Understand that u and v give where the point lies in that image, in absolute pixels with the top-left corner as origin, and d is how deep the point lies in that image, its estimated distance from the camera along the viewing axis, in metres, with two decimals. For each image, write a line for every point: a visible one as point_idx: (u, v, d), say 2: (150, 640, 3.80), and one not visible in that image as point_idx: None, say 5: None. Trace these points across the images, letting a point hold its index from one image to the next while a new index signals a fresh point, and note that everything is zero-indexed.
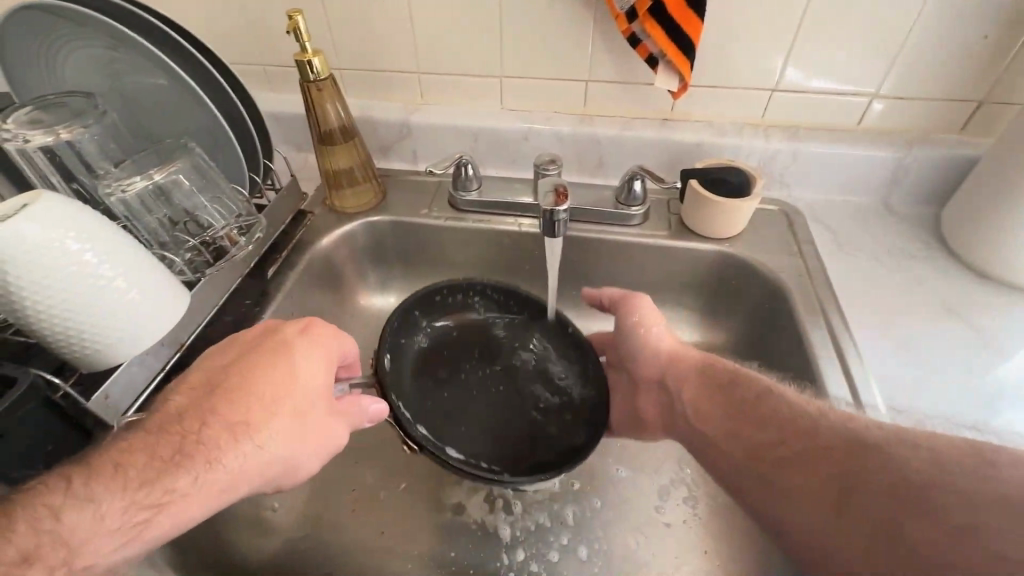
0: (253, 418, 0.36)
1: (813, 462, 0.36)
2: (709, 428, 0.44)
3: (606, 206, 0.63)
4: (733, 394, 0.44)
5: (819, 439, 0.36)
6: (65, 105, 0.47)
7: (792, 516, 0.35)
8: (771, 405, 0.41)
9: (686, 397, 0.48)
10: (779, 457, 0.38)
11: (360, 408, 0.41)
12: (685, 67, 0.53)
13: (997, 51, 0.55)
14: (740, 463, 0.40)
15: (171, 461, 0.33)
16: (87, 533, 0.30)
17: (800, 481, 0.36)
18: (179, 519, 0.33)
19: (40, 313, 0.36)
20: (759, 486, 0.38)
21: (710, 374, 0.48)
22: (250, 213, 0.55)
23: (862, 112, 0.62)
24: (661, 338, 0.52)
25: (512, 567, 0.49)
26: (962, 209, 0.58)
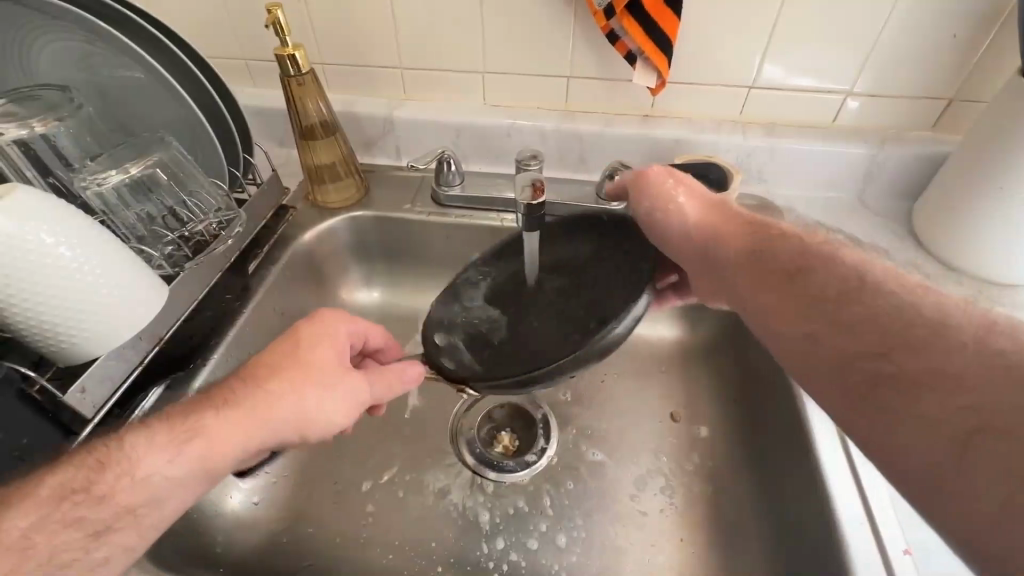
0: (265, 371, 0.38)
1: (937, 380, 0.29)
2: (769, 318, 0.39)
3: (587, 202, 0.64)
4: (801, 287, 0.38)
5: (950, 358, 0.29)
6: (38, 98, 0.46)
7: (899, 435, 0.29)
8: (862, 302, 0.34)
9: (734, 275, 0.43)
10: (883, 372, 0.31)
11: (393, 373, 0.44)
12: (663, 64, 0.54)
13: (966, 50, 0.56)
14: (825, 373, 0.34)
15: (207, 398, 0.37)
16: (141, 451, 0.34)
17: (919, 404, 0.29)
18: (210, 446, 0.35)
19: (15, 306, 0.36)
20: (852, 404, 0.32)
21: (767, 261, 0.41)
22: (230, 207, 0.54)
23: (838, 109, 0.63)
24: (691, 213, 0.47)
25: (492, 556, 0.50)
26: (933, 203, 0.60)
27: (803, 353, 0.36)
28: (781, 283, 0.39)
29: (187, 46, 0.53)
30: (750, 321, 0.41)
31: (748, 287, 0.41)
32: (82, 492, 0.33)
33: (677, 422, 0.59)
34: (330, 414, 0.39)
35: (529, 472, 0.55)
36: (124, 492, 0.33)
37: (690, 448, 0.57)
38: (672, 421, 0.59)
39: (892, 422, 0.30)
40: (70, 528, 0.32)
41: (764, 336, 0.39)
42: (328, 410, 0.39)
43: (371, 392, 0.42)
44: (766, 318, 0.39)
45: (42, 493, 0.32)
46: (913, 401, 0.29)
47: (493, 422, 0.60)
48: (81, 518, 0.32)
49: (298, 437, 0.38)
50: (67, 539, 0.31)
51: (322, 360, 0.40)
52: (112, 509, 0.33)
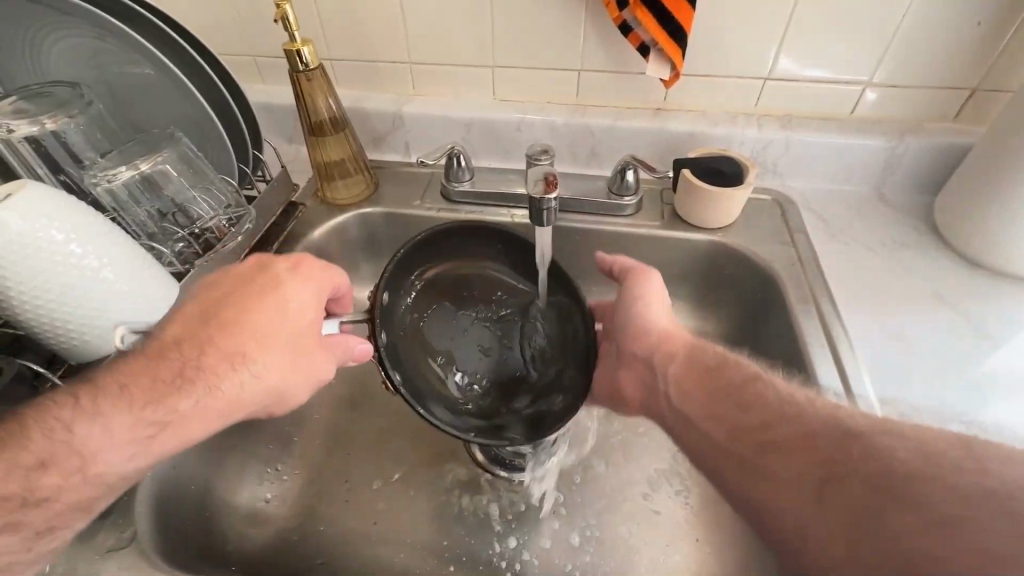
0: (242, 352, 0.37)
1: (808, 447, 0.33)
2: (675, 396, 0.44)
3: (599, 197, 0.63)
4: (711, 373, 0.43)
5: (811, 426, 0.34)
6: (49, 95, 0.47)
7: (777, 497, 0.33)
8: (752, 389, 0.39)
9: (656, 364, 0.47)
10: (765, 442, 0.36)
11: (355, 348, 0.43)
12: (677, 55, 0.53)
13: (990, 38, 0.55)
14: (722, 450, 0.38)
15: (172, 384, 0.35)
16: (97, 445, 0.33)
17: (792, 466, 0.33)
18: (184, 436, 0.35)
19: (26, 304, 0.36)
20: (741, 474, 0.36)
21: (695, 351, 0.46)
22: (239, 204, 0.55)
23: (856, 101, 0.62)
24: (657, 315, 0.49)
25: (505, 556, 0.49)
26: (955, 197, 0.58)
27: (705, 429, 0.40)
28: (691, 368, 0.44)
29: (196, 40, 0.53)
30: (668, 406, 0.44)
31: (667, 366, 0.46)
32: (19, 497, 0.31)
33: None
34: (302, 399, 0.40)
35: (543, 471, 0.54)
36: (73, 491, 0.33)
37: None
38: None
39: (758, 487, 0.34)
40: (6, 533, 0.31)
41: (673, 413, 0.43)
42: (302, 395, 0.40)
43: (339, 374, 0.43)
44: (675, 398, 0.44)
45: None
46: (789, 464, 0.34)
47: None
48: (18, 523, 0.31)
49: (264, 414, 0.39)
50: (9, 542, 0.31)
51: (298, 341, 0.40)
52: (57, 510, 0.32)
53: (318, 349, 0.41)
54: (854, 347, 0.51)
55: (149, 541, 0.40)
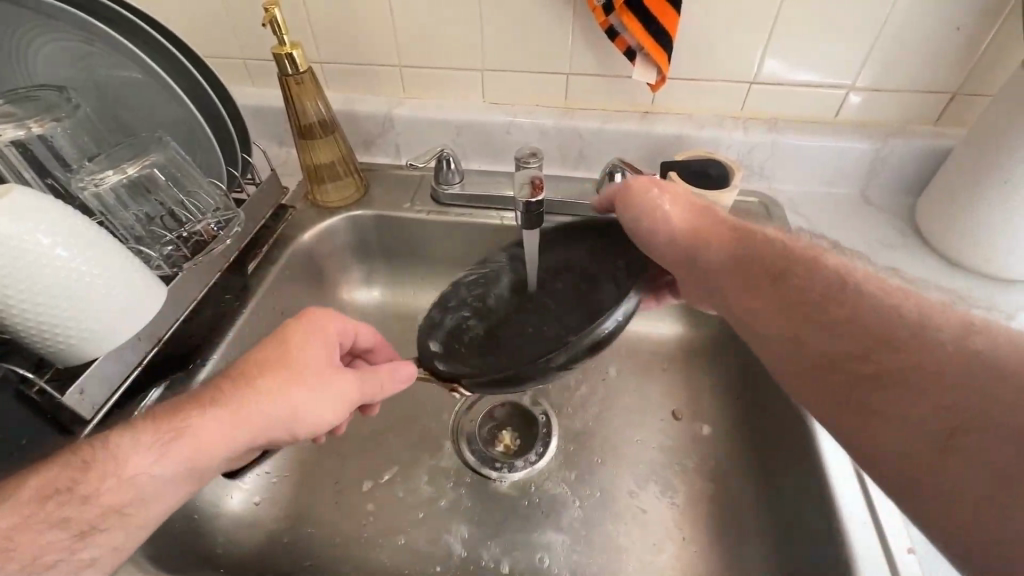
0: (247, 371, 0.39)
1: (927, 382, 0.31)
2: (757, 321, 0.41)
3: (587, 200, 0.64)
4: (789, 290, 0.40)
5: (930, 357, 0.32)
6: (36, 99, 0.46)
7: (884, 432, 0.32)
8: (845, 305, 0.37)
9: (725, 286, 0.44)
10: (863, 371, 0.34)
11: (384, 375, 0.45)
12: (663, 60, 0.54)
13: (969, 43, 0.56)
14: (816, 374, 0.36)
15: (189, 397, 0.38)
16: (126, 453, 0.35)
17: (905, 401, 0.31)
18: (199, 443, 0.37)
19: (13, 308, 0.36)
20: (837, 404, 0.34)
21: (755, 270, 0.43)
22: (229, 207, 0.54)
23: (840, 104, 0.63)
24: (676, 216, 0.47)
25: (494, 556, 0.49)
26: (937, 197, 0.59)
27: (796, 352, 0.37)
28: (766, 296, 0.41)
29: (184, 44, 0.53)
30: (741, 318, 0.42)
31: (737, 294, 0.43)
32: (67, 491, 0.34)
33: (680, 420, 0.58)
34: (317, 413, 0.41)
35: (531, 472, 0.55)
36: (107, 493, 0.34)
37: (693, 445, 0.56)
38: (674, 419, 0.58)
39: (866, 423, 0.33)
40: (55, 527, 0.33)
41: (753, 337, 0.41)
42: (315, 408, 0.41)
43: (361, 393, 0.44)
44: (753, 318, 0.41)
45: (27, 494, 0.33)
46: (901, 398, 0.31)
47: (494, 421, 0.60)
48: (69, 518, 0.33)
49: (286, 434, 0.40)
50: (52, 539, 0.33)
51: (306, 361, 0.41)
52: (95, 510, 0.34)
53: (327, 367, 0.42)
54: None
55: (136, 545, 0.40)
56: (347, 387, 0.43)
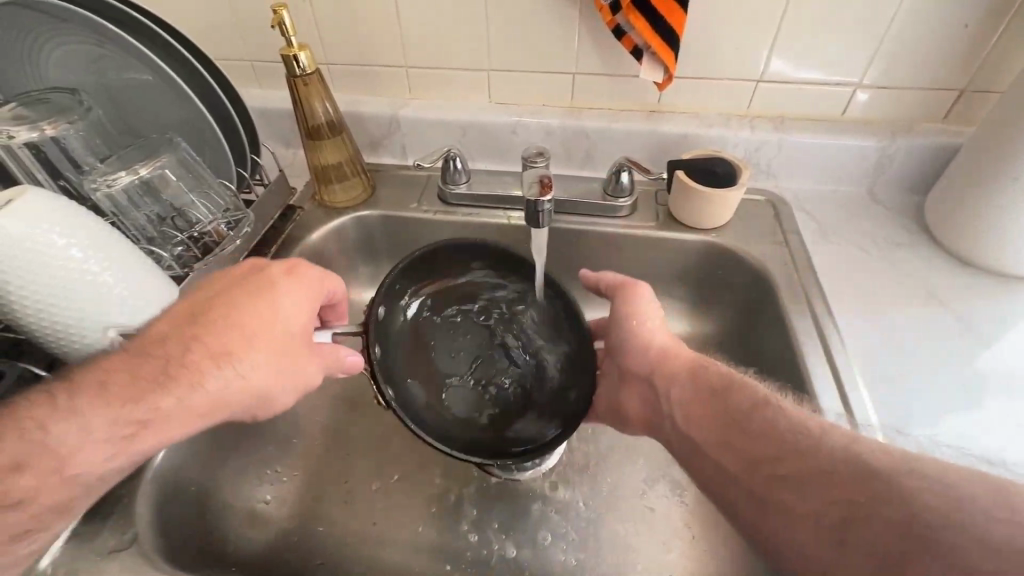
0: (226, 351, 0.38)
1: (828, 488, 0.32)
2: (685, 427, 0.43)
3: (594, 199, 0.64)
4: (722, 403, 0.42)
5: (825, 459, 0.33)
6: (49, 101, 0.47)
7: (798, 534, 0.33)
8: (764, 419, 0.38)
9: (671, 398, 0.45)
10: (773, 474, 0.35)
11: (341, 355, 0.43)
12: (670, 58, 0.54)
13: (976, 39, 0.55)
14: (735, 481, 0.37)
15: (152, 383, 0.35)
16: (73, 447, 0.32)
17: (812, 506, 0.32)
18: (162, 437, 0.35)
19: (28, 306, 0.37)
20: (754, 508, 0.36)
21: (699, 381, 0.45)
22: (238, 208, 0.55)
23: (847, 102, 0.63)
24: (653, 335, 0.50)
25: (502, 555, 0.49)
26: (945, 195, 0.59)
27: (721, 459, 0.39)
28: (700, 401, 0.43)
29: (193, 45, 0.53)
30: (678, 432, 0.43)
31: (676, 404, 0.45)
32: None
33: None
34: (282, 400, 0.40)
35: (537, 472, 0.54)
36: (52, 493, 0.32)
37: None
38: None
39: (773, 520, 0.34)
40: None
41: (687, 436, 0.42)
42: (282, 397, 0.40)
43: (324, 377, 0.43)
44: (685, 425, 0.43)
45: None
46: (810, 504, 0.33)
47: None
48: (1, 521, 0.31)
49: (246, 415, 0.39)
50: None
51: (284, 340, 0.40)
52: (35, 513, 0.32)
53: (305, 347, 0.41)
54: (846, 346, 0.52)
55: (149, 544, 0.40)
56: (314, 370, 0.41)
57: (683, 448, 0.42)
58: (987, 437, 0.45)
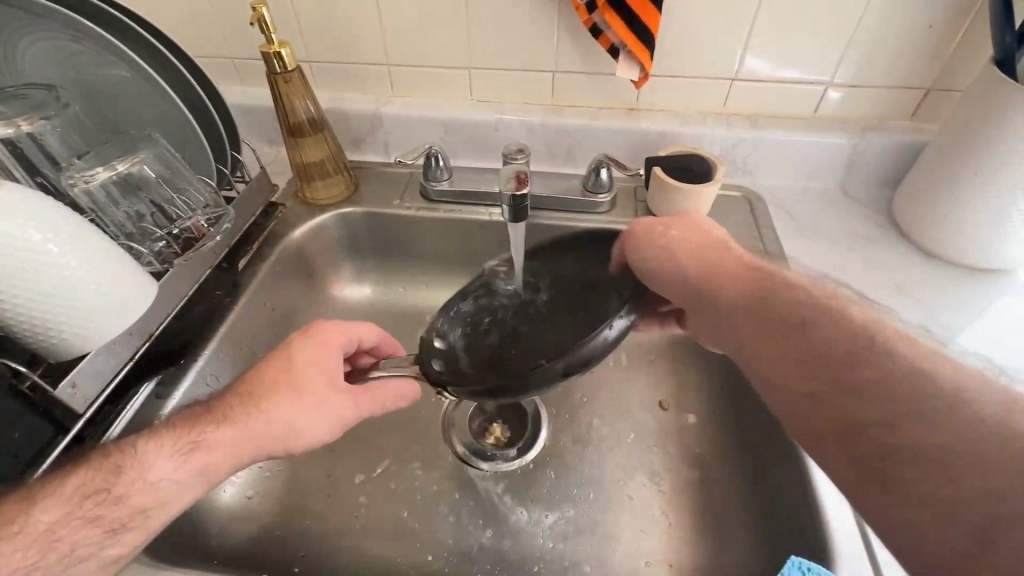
0: (255, 393, 0.40)
1: (965, 470, 0.28)
2: (773, 370, 0.38)
3: (574, 195, 0.65)
4: (814, 341, 0.37)
5: (963, 433, 0.29)
6: (24, 98, 0.47)
7: (921, 514, 0.28)
8: (874, 369, 0.33)
9: (745, 336, 0.41)
10: (890, 441, 0.31)
11: (381, 390, 0.45)
12: (645, 57, 0.55)
13: (940, 40, 0.57)
14: (839, 441, 0.33)
15: (204, 417, 0.39)
16: (151, 458, 0.37)
17: (939, 485, 0.28)
18: (213, 456, 0.38)
19: (6, 302, 0.36)
20: (858, 470, 0.32)
21: (773, 319, 0.40)
22: (218, 203, 0.55)
23: (820, 100, 0.64)
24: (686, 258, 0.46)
25: (484, 544, 0.50)
26: (913, 190, 0.61)
27: (818, 417, 0.35)
28: (788, 347, 0.38)
29: (171, 42, 0.54)
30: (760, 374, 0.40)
31: (758, 342, 0.40)
32: (104, 492, 0.35)
33: (667, 411, 0.59)
34: (310, 435, 0.41)
35: (523, 461, 0.56)
36: (138, 495, 0.36)
37: (679, 435, 0.58)
38: (661, 410, 0.60)
39: (882, 488, 0.30)
40: (90, 525, 0.34)
41: (769, 391, 0.39)
42: (309, 432, 0.41)
43: (362, 411, 0.44)
44: (766, 368, 0.39)
45: (68, 492, 0.35)
46: (934, 482, 0.28)
47: (485, 413, 0.60)
48: (101, 515, 0.35)
49: (283, 451, 0.41)
50: (86, 535, 0.34)
51: (308, 381, 0.41)
52: (126, 510, 0.35)
53: (324, 389, 0.42)
54: None
55: None
56: (344, 407, 0.43)
57: (767, 386, 0.39)
58: None
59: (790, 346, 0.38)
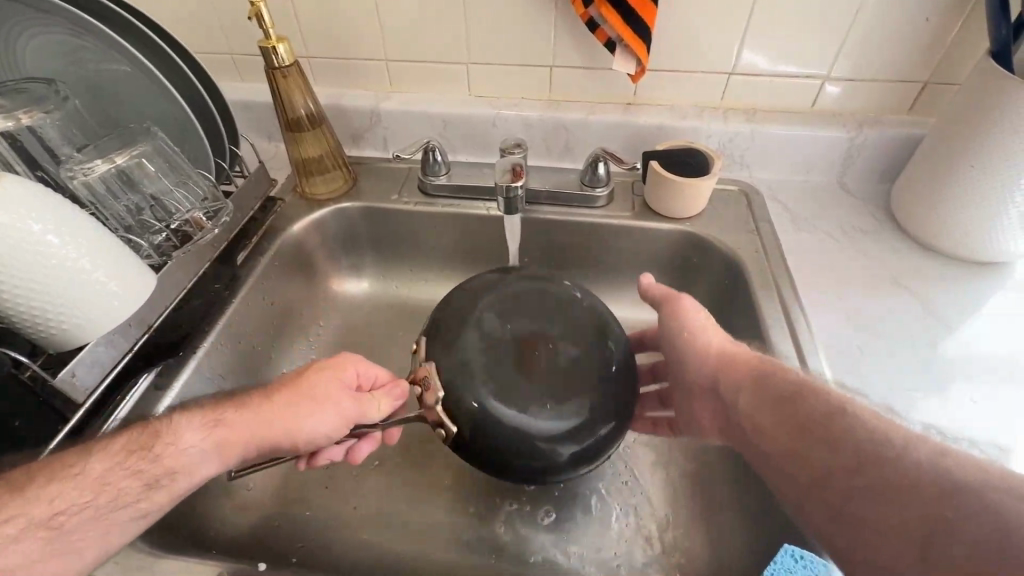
0: (274, 389, 0.42)
1: (902, 500, 0.32)
2: (761, 435, 0.42)
3: (572, 189, 0.65)
4: (796, 409, 0.40)
5: (903, 474, 0.33)
6: (25, 91, 0.47)
7: (876, 547, 0.33)
8: (840, 429, 0.37)
9: (740, 408, 0.44)
10: (855, 487, 0.35)
11: (376, 399, 0.45)
12: (642, 50, 0.55)
13: (936, 35, 0.57)
14: (807, 490, 0.38)
15: (227, 400, 0.41)
16: (184, 426, 0.38)
17: (887, 521, 0.33)
18: (234, 432, 0.39)
19: (7, 292, 0.36)
20: (830, 515, 0.36)
21: (764, 390, 0.43)
22: (216, 198, 0.56)
23: (817, 94, 0.64)
24: (707, 343, 0.48)
25: (481, 538, 0.51)
26: (910, 185, 0.61)
27: (792, 470, 0.39)
28: (776, 420, 0.41)
29: (169, 36, 0.54)
30: (752, 440, 0.43)
31: (752, 416, 0.43)
32: (143, 450, 0.36)
33: None
34: (313, 430, 0.42)
35: None
36: (171, 457, 0.37)
37: None
38: None
39: (848, 529, 0.35)
40: (132, 476, 0.35)
41: (757, 450, 0.42)
42: (314, 427, 0.42)
43: (356, 414, 0.43)
44: (752, 430, 0.43)
45: (115, 447, 0.36)
46: (883, 519, 0.33)
47: None
48: (139, 470, 0.36)
49: (287, 445, 0.42)
50: (127, 486, 0.35)
51: (321, 388, 0.43)
52: (160, 468, 0.36)
53: (329, 392, 0.43)
54: (813, 330, 0.54)
55: None
56: (347, 406, 0.43)
57: (756, 448, 0.42)
58: (950, 419, 0.47)
59: (773, 417, 0.41)
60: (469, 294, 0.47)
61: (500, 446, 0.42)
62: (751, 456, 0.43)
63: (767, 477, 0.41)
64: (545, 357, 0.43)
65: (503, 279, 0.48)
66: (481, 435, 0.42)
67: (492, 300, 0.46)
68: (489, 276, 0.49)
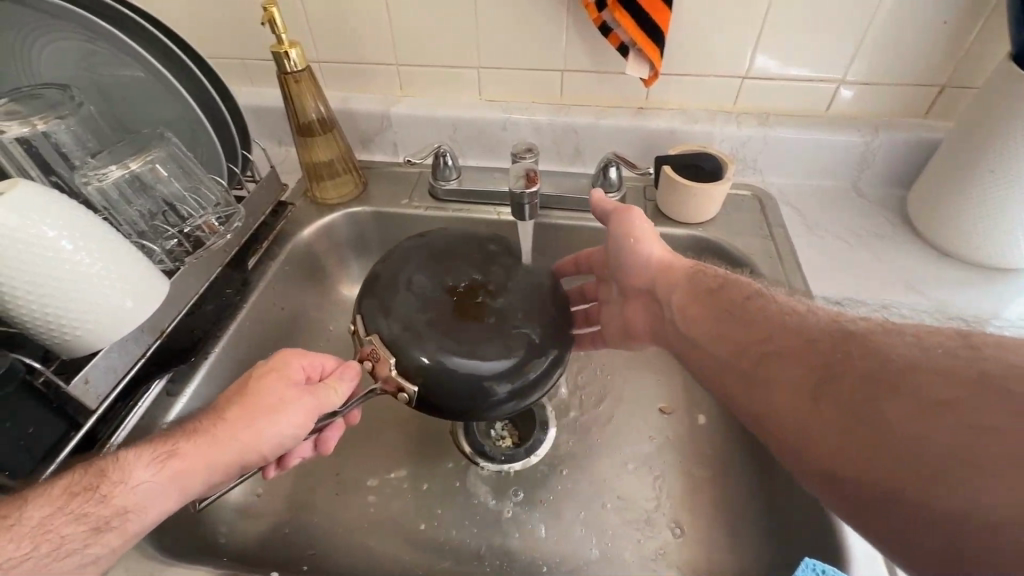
0: (224, 411, 0.41)
1: (804, 355, 0.36)
2: (689, 329, 0.45)
3: (583, 194, 0.64)
4: (722, 300, 0.44)
5: (805, 334, 0.37)
6: (39, 97, 0.47)
7: (777, 396, 0.36)
8: (757, 309, 0.41)
9: (674, 306, 0.48)
10: (767, 351, 0.38)
11: (327, 389, 0.44)
12: (655, 55, 0.55)
13: (954, 37, 0.57)
14: (724, 366, 0.41)
15: (175, 431, 0.40)
16: (130, 460, 0.37)
17: (789, 375, 0.36)
18: (190, 460, 0.38)
19: (21, 297, 0.37)
20: (740, 383, 0.39)
21: (697, 288, 0.47)
22: (229, 202, 0.56)
23: (832, 98, 0.64)
24: (644, 256, 0.51)
25: (493, 547, 0.50)
26: (925, 188, 0.60)
27: (714, 350, 0.42)
28: (704, 311, 0.45)
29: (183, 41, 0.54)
30: (679, 331, 0.46)
31: (682, 316, 0.46)
32: (92, 490, 0.35)
33: (672, 413, 0.59)
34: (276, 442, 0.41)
35: (524, 463, 0.56)
36: (119, 495, 0.36)
37: (688, 435, 0.57)
38: (664, 413, 0.59)
39: (754, 389, 0.38)
40: (76, 521, 0.34)
41: (684, 343, 0.46)
42: (276, 439, 0.41)
43: (314, 407, 0.43)
44: (682, 326, 0.46)
45: (54, 491, 0.35)
46: (787, 374, 0.36)
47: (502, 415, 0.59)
48: (89, 512, 0.35)
49: (255, 460, 0.41)
50: (72, 532, 0.34)
51: (270, 402, 0.42)
52: (110, 509, 0.35)
53: (275, 399, 0.42)
54: None
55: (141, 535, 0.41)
56: (298, 408, 0.42)
57: (682, 339, 0.46)
58: None
59: (700, 308, 0.45)
60: (399, 258, 0.48)
61: (449, 392, 0.42)
62: (678, 350, 0.46)
63: (691, 364, 0.44)
64: (485, 307, 0.45)
65: (434, 242, 0.50)
66: (433, 391, 0.42)
67: (424, 262, 0.48)
68: (416, 241, 0.50)
